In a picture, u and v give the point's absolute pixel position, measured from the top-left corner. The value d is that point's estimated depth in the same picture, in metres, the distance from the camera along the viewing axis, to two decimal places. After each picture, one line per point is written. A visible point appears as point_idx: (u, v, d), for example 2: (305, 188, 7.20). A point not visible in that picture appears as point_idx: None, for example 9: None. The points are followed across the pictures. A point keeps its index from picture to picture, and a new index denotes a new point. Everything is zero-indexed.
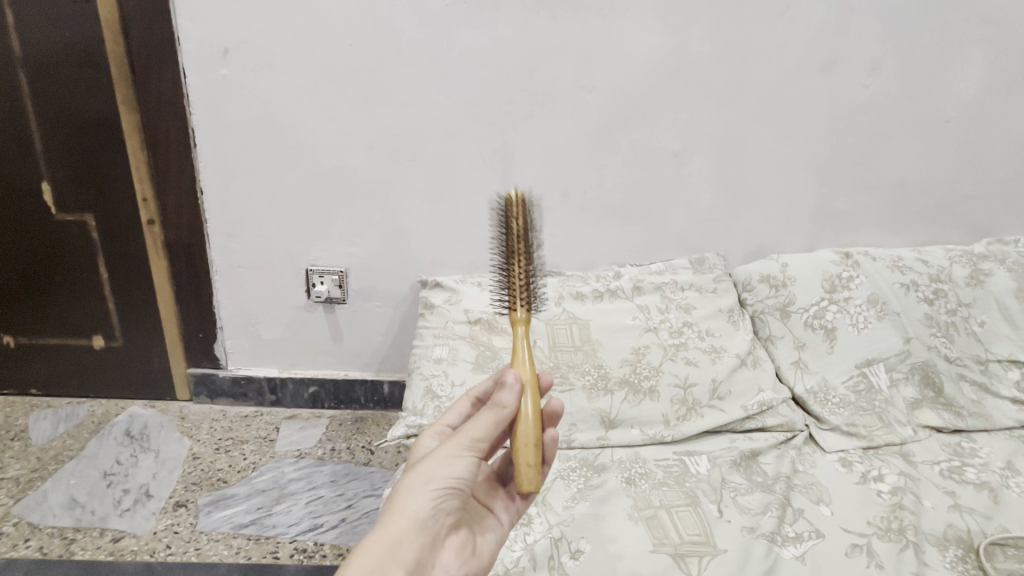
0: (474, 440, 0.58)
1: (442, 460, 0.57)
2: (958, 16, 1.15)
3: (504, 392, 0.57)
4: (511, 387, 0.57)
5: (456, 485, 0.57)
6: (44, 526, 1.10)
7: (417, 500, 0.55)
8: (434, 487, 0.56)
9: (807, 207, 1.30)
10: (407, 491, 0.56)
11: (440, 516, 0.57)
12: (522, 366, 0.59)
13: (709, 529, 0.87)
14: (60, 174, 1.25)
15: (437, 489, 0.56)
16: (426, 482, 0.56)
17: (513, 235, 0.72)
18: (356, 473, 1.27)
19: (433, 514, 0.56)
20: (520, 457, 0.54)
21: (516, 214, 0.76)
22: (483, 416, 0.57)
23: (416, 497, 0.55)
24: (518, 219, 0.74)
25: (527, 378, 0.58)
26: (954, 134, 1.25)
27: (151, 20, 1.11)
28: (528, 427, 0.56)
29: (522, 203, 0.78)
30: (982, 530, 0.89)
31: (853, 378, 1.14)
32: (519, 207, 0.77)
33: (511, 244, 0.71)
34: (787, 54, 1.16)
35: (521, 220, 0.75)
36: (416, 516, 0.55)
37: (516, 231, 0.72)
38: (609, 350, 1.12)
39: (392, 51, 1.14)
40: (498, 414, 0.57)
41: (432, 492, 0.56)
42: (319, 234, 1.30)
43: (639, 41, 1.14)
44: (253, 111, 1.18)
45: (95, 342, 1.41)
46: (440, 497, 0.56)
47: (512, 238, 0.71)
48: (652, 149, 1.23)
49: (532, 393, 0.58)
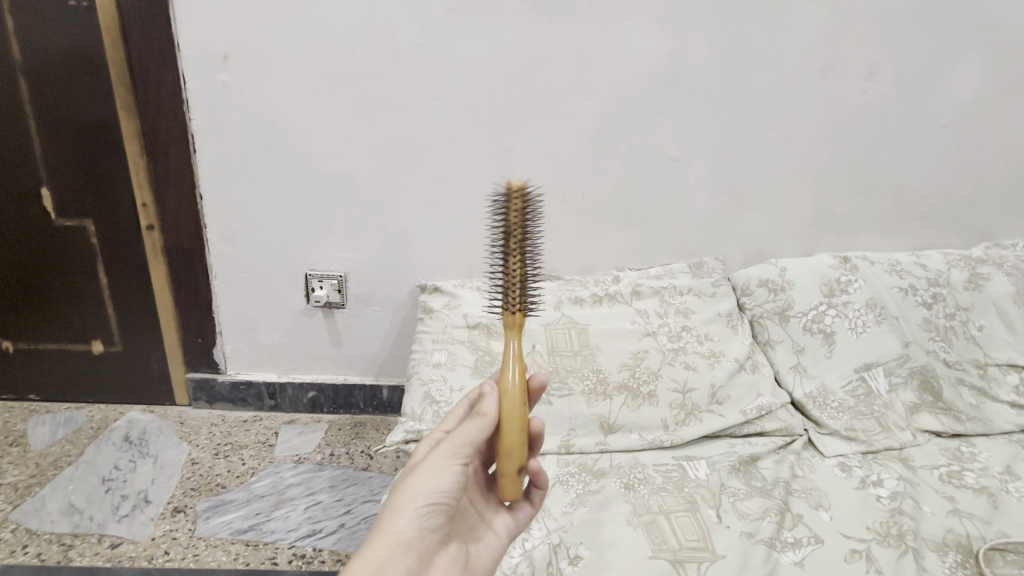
0: (460, 451, 0.58)
1: (428, 475, 0.57)
2: (955, 22, 1.16)
3: (484, 403, 0.58)
4: (489, 395, 0.58)
5: (443, 499, 0.57)
6: (41, 532, 1.10)
7: (403, 516, 0.55)
8: (421, 502, 0.56)
9: (805, 211, 1.30)
10: (394, 509, 0.55)
11: (428, 532, 0.57)
12: (508, 377, 0.59)
13: (708, 535, 0.87)
14: (60, 180, 1.25)
15: (423, 504, 0.56)
16: (412, 498, 0.56)
17: (511, 237, 0.64)
18: (355, 478, 1.27)
19: (422, 529, 0.56)
20: (502, 468, 0.58)
21: (515, 213, 0.63)
22: (468, 426, 0.58)
23: (403, 514, 0.55)
24: (518, 219, 0.63)
25: (509, 388, 0.59)
26: (951, 139, 1.25)
27: (151, 26, 1.12)
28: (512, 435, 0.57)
29: (524, 195, 0.63)
30: (982, 536, 0.89)
31: (853, 382, 1.14)
32: (520, 200, 0.63)
33: (509, 247, 0.64)
34: (784, 59, 1.17)
35: (522, 217, 0.64)
36: (403, 532, 0.55)
37: (516, 233, 0.63)
38: (608, 355, 1.12)
39: (391, 57, 1.14)
40: (480, 423, 0.58)
41: (417, 508, 0.56)
42: (319, 239, 1.30)
43: (638, 46, 1.15)
44: (253, 116, 1.19)
45: (94, 347, 1.41)
46: (427, 512, 0.56)
47: (511, 247, 0.63)
48: (651, 154, 1.23)
49: (513, 403, 0.58)
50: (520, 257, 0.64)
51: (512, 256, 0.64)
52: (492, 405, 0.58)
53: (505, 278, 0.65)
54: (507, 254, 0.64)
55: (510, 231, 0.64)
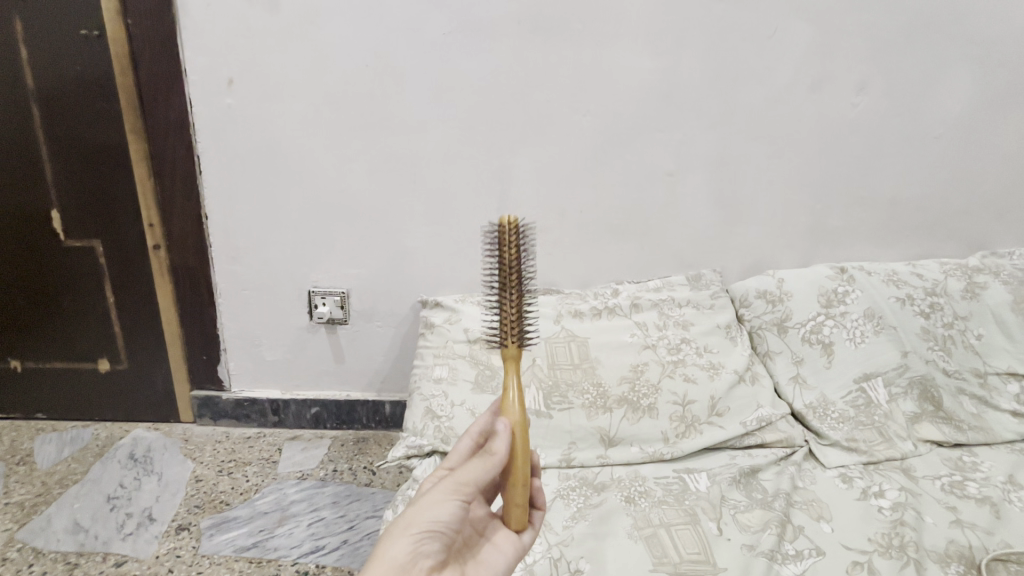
0: (461, 487, 0.57)
1: (427, 503, 0.55)
2: (941, 37, 1.18)
3: (495, 440, 0.58)
4: (501, 432, 0.58)
5: (442, 529, 0.55)
6: (47, 551, 1.11)
7: (399, 542, 0.53)
8: (417, 529, 0.54)
9: (802, 223, 1.32)
10: (390, 533, 0.53)
11: (423, 560, 0.53)
12: (513, 412, 0.60)
13: (709, 548, 0.87)
14: (69, 202, 1.28)
15: (420, 531, 0.54)
16: (408, 523, 0.54)
17: (505, 275, 0.64)
18: (358, 494, 1.27)
19: (419, 558, 0.53)
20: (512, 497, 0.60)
21: (509, 250, 0.63)
22: (476, 462, 0.57)
23: (398, 539, 0.53)
24: (511, 251, 0.64)
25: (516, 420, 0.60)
26: (944, 150, 1.27)
27: (161, 54, 1.16)
28: (522, 463, 0.59)
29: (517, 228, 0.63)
30: (984, 546, 0.89)
31: (853, 393, 1.14)
32: (512, 233, 0.63)
33: (504, 284, 0.64)
34: (775, 76, 1.19)
35: (516, 243, 0.64)
36: (398, 556, 0.52)
37: (510, 266, 0.63)
38: (607, 367, 1.13)
39: (392, 80, 1.18)
40: (489, 460, 0.57)
41: (414, 535, 0.53)
42: (321, 257, 1.32)
43: (632, 66, 1.18)
44: (257, 139, 1.22)
45: (100, 365, 1.43)
46: (424, 540, 0.54)
47: (506, 297, 0.64)
48: (646, 169, 1.26)
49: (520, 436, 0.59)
50: (515, 291, 0.64)
51: (507, 291, 0.64)
52: (501, 443, 0.58)
53: (501, 314, 0.65)
54: (502, 285, 0.64)
55: (505, 279, 0.64)
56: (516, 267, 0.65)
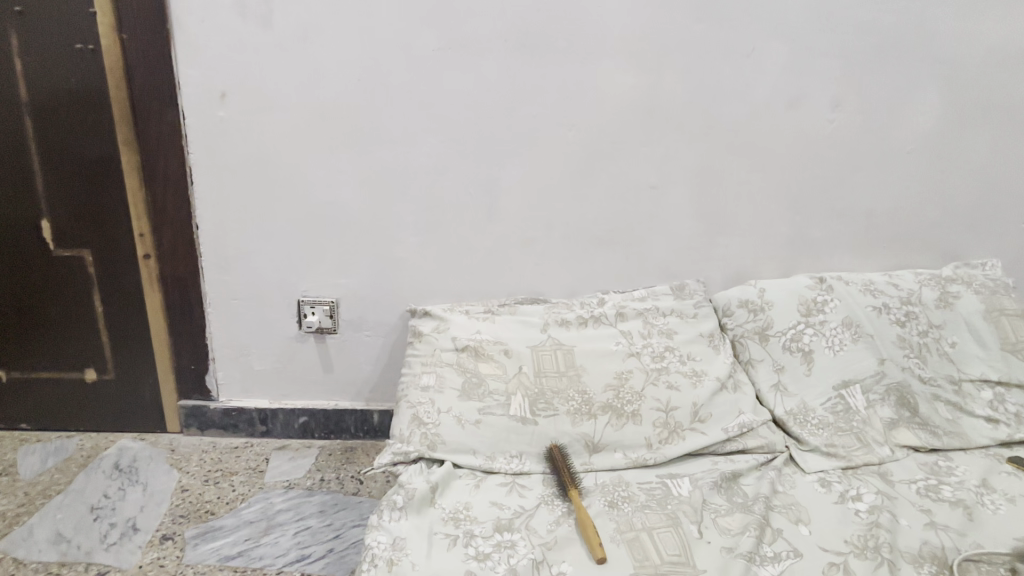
0: None
1: None
2: (910, 56, 1.24)
3: None
4: None
5: None
6: (28, 561, 1.10)
7: None
8: None
9: (782, 235, 1.35)
10: None
11: None
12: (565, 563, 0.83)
13: (689, 550, 0.88)
14: (60, 212, 1.29)
15: None
16: None
17: (565, 473, 1.02)
18: (344, 503, 1.27)
19: None
20: None
21: (560, 460, 1.05)
22: None
23: None
24: (562, 462, 1.04)
25: None
26: (916, 164, 1.32)
27: (154, 67, 1.18)
28: None
29: (558, 447, 1.07)
30: (957, 547, 0.91)
31: (831, 400, 1.17)
32: (558, 452, 1.06)
33: (566, 477, 1.01)
34: (753, 92, 1.24)
35: (563, 460, 1.05)
36: None
37: (566, 470, 1.03)
38: (593, 374, 1.16)
39: (383, 93, 1.21)
40: None
41: None
42: (311, 267, 1.34)
43: (615, 82, 1.22)
44: (249, 150, 1.24)
45: (87, 375, 1.42)
46: None
47: (569, 482, 1.00)
48: (631, 183, 1.29)
49: None
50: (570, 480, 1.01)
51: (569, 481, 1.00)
52: None
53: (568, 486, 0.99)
54: (566, 482, 1.00)
55: (565, 473, 1.02)
56: (568, 473, 1.02)
